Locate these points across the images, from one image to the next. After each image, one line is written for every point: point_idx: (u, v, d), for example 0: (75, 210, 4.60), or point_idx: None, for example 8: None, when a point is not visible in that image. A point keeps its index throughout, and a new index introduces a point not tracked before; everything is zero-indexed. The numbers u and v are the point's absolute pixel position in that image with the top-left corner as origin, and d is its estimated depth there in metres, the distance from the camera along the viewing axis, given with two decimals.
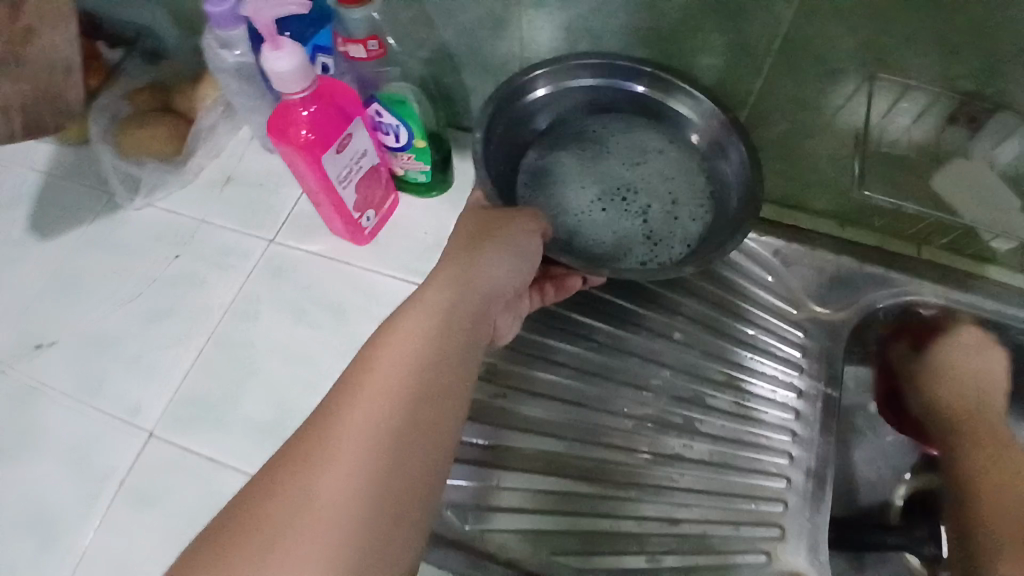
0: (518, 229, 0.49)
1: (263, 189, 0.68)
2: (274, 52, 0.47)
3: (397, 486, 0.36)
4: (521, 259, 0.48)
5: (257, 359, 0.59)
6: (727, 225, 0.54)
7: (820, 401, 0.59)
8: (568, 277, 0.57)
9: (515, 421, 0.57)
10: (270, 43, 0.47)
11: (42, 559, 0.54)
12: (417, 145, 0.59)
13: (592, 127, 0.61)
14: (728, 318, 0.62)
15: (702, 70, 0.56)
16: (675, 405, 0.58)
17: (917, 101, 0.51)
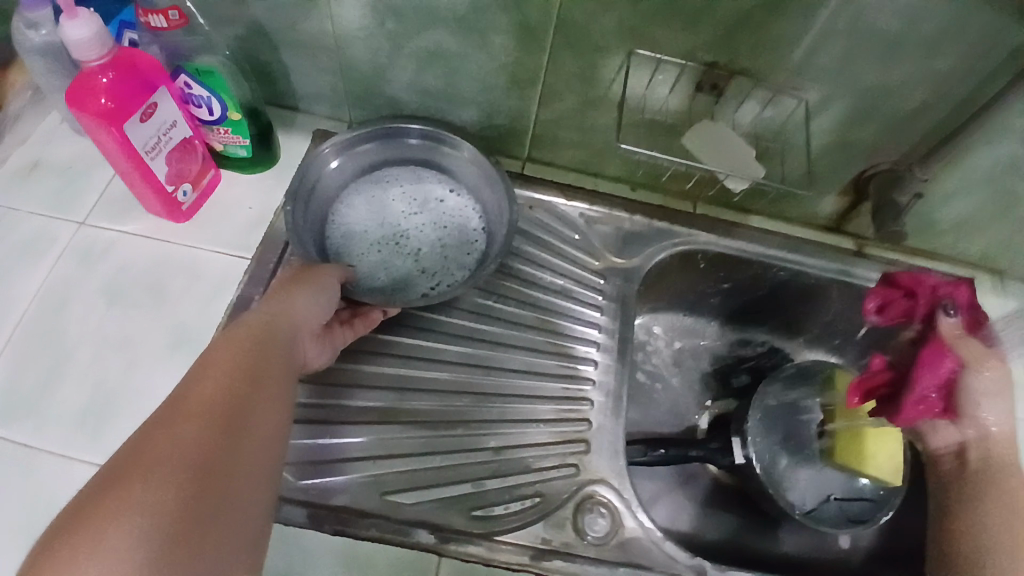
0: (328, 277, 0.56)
1: (72, 173, 0.65)
2: (69, 20, 0.48)
3: (264, 487, 0.39)
4: (332, 301, 0.55)
5: (74, 346, 0.57)
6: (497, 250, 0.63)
7: (618, 336, 0.66)
8: (372, 311, 0.61)
9: (345, 378, 0.61)
10: (64, 12, 0.48)
11: None
12: (232, 119, 0.61)
13: (384, 179, 0.68)
14: (540, 270, 0.69)
15: (496, 49, 0.61)
16: (494, 347, 0.65)
17: (670, 72, 0.61)
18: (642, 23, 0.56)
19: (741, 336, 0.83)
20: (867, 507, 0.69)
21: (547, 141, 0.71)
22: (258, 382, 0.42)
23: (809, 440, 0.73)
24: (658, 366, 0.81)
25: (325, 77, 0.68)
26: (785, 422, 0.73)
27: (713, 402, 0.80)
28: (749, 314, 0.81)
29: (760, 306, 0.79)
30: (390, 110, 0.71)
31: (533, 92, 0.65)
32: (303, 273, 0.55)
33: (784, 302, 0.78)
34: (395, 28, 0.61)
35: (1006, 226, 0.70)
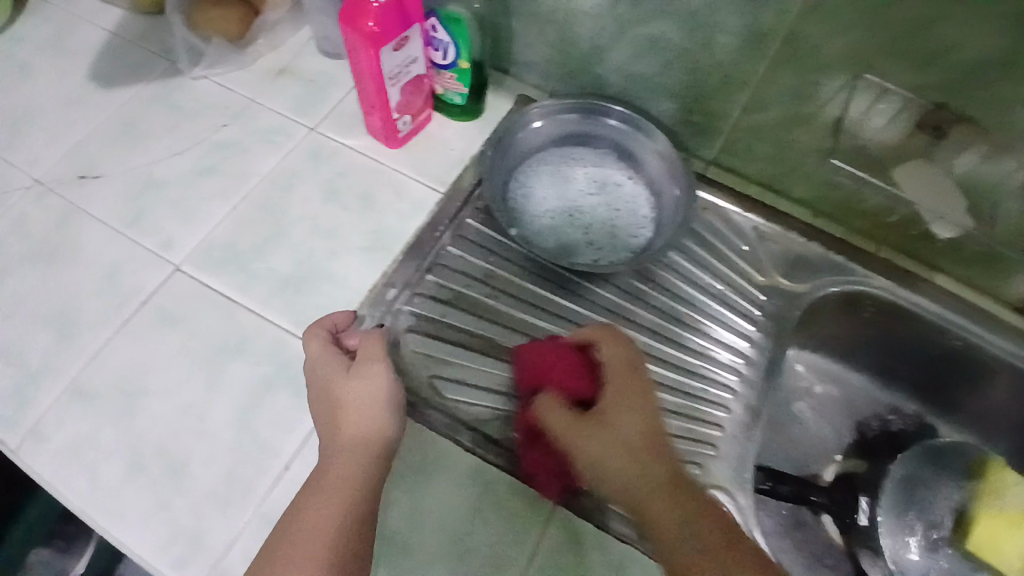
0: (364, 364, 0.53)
1: (314, 86, 0.73)
2: None
3: None
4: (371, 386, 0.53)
5: (286, 225, 0.65)
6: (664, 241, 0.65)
7: (768, 354, 0.65)
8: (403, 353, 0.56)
9: (498, 318, 0.64)
10: None
11: (55, 351, 0.59)
12: (460, 67, 0.67)
13: (572, 153, 0.71)
14: (700, 272, 0.68)
15: (718, 49, 0.63)
16: (642, 333, 0.65)
17: (892, 104, 0.59)
18: (877, 48, 0.56)
19: (889, 400, 0.78)
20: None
21: (740, 149, 0.71)
22: (314, 517, 0.47)
23: (942, 517, 0.67)
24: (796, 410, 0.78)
25: (543, 46, 0.72)
26: (918, 493, 0.68)
27: (843, 459, 0.76)
28: (904, 377, 0.76)
29: (925, 372, 0.73)
30: (594, 89, 0.74)
31: (741, 96, 0.66)
32: (360, 368, 0.53)
33: (948, 374, 0.72)
34: (626, 12, 0.64)
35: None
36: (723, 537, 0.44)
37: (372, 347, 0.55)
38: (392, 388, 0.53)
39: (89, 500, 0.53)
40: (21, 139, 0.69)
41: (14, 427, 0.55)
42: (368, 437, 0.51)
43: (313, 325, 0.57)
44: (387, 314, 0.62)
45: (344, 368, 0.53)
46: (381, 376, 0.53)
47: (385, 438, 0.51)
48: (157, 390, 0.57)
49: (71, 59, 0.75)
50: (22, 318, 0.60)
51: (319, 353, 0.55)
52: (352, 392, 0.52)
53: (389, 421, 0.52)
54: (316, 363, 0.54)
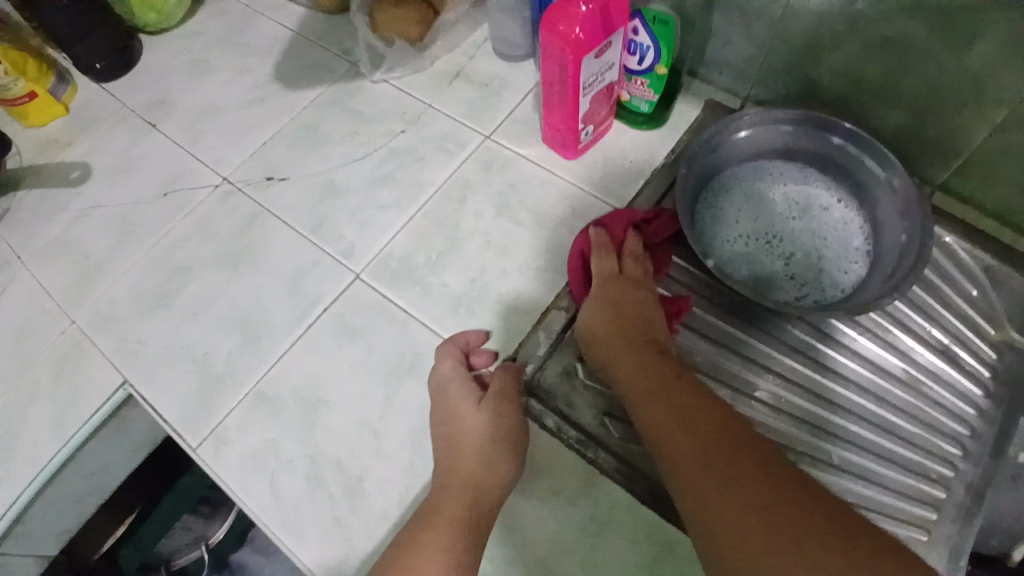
0: (499, 399, 0.54)
1: (489, 89, 0.70)
2: None
3: None
4: (501, 420, 0.53)
5: (459, 239, 0.63)
6: (883, 286, 0.55)
7: (1000, 427, 0.55)
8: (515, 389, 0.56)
9: (679, 356, 0.59)
10: None
11: (241, 354, 0.61)
12: (656, 73, 0.61)
13: (771, 170, 0.64)
14: (921, 323, 0.59)
15: (976, 58, 0.52)
16: (850, 389, 0.57)
17: None
18: None
19: None
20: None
21: (978, 174, 0.60)
22: (436, 531, 0.46)
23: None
24: None
25: (748, 44, 0.65)
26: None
27: None
28: None
29: None
30: (800, 95, 0.66)
31: (993, 114, 0.55)
32: (493, 406, 0.53)
33: None
34: (861, 10, 0.55)
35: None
36: (709, 476, 0.40)
37: (505, 382, 0.55)
38: (515, 434, 0.53)
39: (272, 505, 0.55)
40: (207, 137, 0.72)
41: (206, 426, 0.58)
42: (484, 475, 0.50)
43: (446, 342, 0.57)
44: (561, 342, 0.59)
45: (474, 397, 0.54)
46: (510, 418, 0.53)
47: (495, 481, 0.50)
48: (336, 402, 0.58)
49: (253, 56, 0.76)
50: (210, 320, 0.63)
51: (450, 373, 0.55)
52: (478, 424, 0.52)
53: (505, 466, 0.51)
54: (448, 381, 0.55)
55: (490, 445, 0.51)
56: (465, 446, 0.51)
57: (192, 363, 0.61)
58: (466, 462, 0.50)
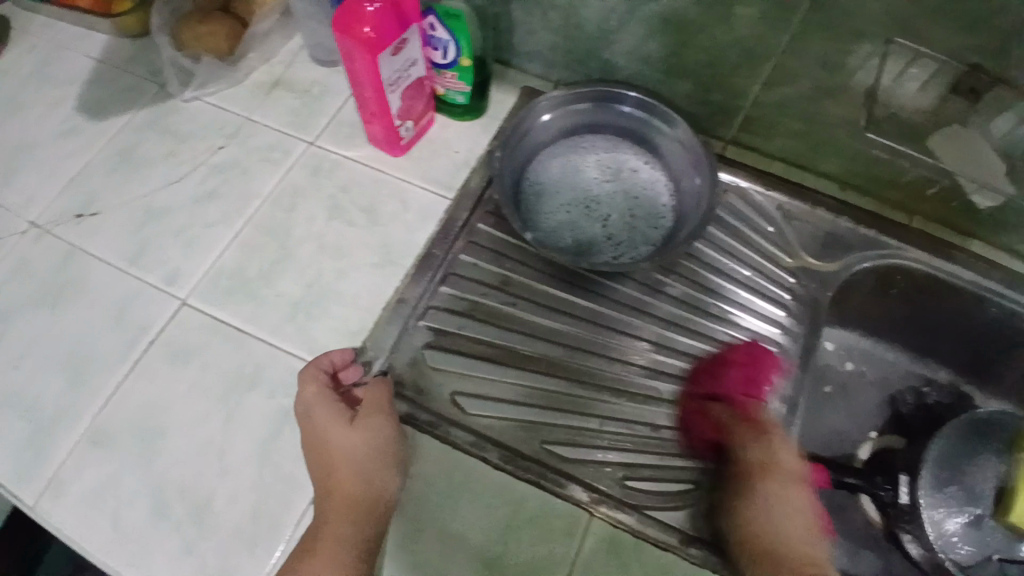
0: (370, 416, 0.53)
1: (310, 96, 0.71)
2: None
3: None
4: (376, 437, 0.52)
5: (292, 247, 0.63)
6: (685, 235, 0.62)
7: (802, 341, 0.63)
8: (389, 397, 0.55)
9: (515, 325, 0.61)
10: None
11: (71, 397, 0.58)
12: (461, 64, 0.64)
13: (583, 144, 0.70)
14: (725, 261, 0.66)
15: (739, 22, 0.58)
16: (671, 330, 0.63)
17: (928, 68, 0.55)
18: (919, 12, 0.51)
19: (921, 371, 0.76)
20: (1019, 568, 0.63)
21: (761, 124, 0.68)
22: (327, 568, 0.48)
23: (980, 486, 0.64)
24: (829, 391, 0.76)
25: (547, 33, 0.68)
26: (960, 464, 0.65)
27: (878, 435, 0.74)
28: (938, 351, 0.74)
29: (973, 346, 0.71)
30: (602, 74, 0.71)
31: (762, 70, 0.62)
32: (363, 421, 0.53)
33: (992, 344, 0.70)
34: None
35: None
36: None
37: (376, 397, 0.54)
38: (393, 442, 0.53)
39: (118, 544, 0.52)
40: (13, 179, 0.68)
41: (35, 481, 0.55)
42: (367, 491, 0.51)
43: (309, 365, 0.56)
44: (403, 335, 0.60)
45: (344, 417, 0.53)
46: (384, 427, 0.53)
47: (382, 494, 0.51)
48: (177, 427, 0.56)
49: (56, 88, 0.73)
50: (33, 367, 0.60)
51: (316, 398, 0.54)
52: (351, 442, 0.52)
53: (388, 476, 0.52)
54: (315, 408, 0.54)
55: (366, 466, 0.51)
56: (343, 473, 0.51)
57: (15, 415, 0.57)
58: (346, 487, 0.51)
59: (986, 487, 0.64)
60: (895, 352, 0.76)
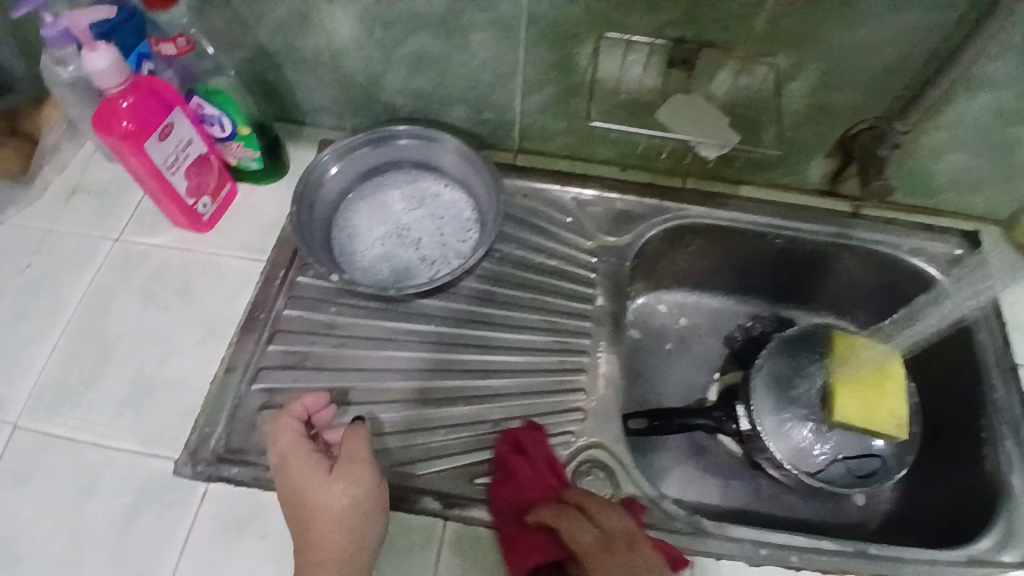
0: (350, 465, 0.53)
1: (109, 195, 0.72)
2: (91, 52, 0.55)
3: None
4: (359, 486, 0.52)
5: (114, 344, 0.64)
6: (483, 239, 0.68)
7: (611, 307, 0.71)
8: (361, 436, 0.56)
9: (350, 363, 0.65)
10: (85, 46, 0.55)
11: None
12: (242, 133, 0.68)
13: (386, 181, 0.74)
14: (534, 256, 0.73)
15: (477, 46, 0.66)
16: (497, 328, 0.69)
17: (641, 52, 0.64)
18: (614, 9, 0.60)
19: (751, 311, 0.89)
20: (868, 463, 0.71)
21: (535, 130, 0.76)
22: None
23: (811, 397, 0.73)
24: (674, 346, 0.88)
25: (327, 90, 0.74)
26: (787, 383, 0.74)
27: (721, 375, 0.86)
28: (752, 287, 0.87)
29: (770, 276, 0.85)
30: (388, 115, 0.77)
31: (516, 84, 0.70)
32: (343, 471, 0.53)
33: (793, 269, 0.83)
34: (383, 36, 0.67)
35: (999, 168, 0.74)
36: None
37: (354, 443, 0.54)
38: (374, 492, 0.53)
39: None
40: None
41: None
42: (349, 542, 0.51)
43: (284, 414, 0.57)
44: (239, 402, 0.61)
45: (321, 466, 0.53)
46: (364, 474, 0.53)
47: (363, 541, 0.51)
48: (23, 553, 0.54)
49: None
50: None
51: (292, 448, 0.54)
52: (332, 492, 0.52)
53: (369, 523, 0.52)
54: (294, 456, 0.54)
55: (350, 516, 0.51)
56: (325, 522, 0.51)
57: None
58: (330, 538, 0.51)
59: (813, 398, 0.73)
60: (722, 299, 0.89)
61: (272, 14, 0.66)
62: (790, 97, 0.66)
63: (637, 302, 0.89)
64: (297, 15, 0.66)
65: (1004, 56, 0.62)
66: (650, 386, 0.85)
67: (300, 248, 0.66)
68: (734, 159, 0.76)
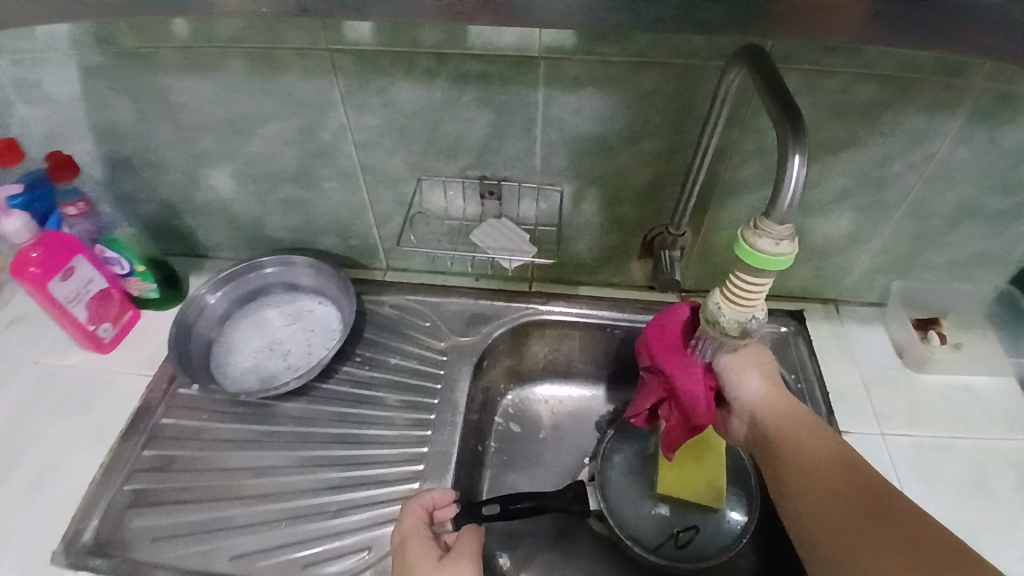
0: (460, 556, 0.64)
1: (33, 325, 0.86)
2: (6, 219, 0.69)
3: None
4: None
5: (15, 451, 0.75)
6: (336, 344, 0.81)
7: (452, 402, 0.80)
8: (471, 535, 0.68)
9: (216, 461, 0.75)
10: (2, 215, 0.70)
11: None
12: (139, 271, 0.82)
13: (267, 303, 0.88)
14: (392, 357, 0.85)
15: (329, 191, 0.82)
16: (353, 424, 0.79)
17: (455, 188, 0.79)
18: (423, 159, 0.76)
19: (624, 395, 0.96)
20: (693, 535, 0.80)
21: (394, 250, 0.90)
22: None
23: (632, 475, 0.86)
24: (545, 435, 0.92)
25: (220, 231, 0.89)
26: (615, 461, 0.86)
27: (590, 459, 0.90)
28: (617, 374, 0.95)
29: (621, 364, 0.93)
30: (274, 247, 0.91)
31: (367, 217, 0.85)
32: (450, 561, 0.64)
33: None
34: (257, 189, 0.83)
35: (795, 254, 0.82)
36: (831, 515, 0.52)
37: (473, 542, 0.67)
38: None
39: None
40: None
41: None
42: None
43: (416, 501, 0.69)
44: (111, 500, 0.71)
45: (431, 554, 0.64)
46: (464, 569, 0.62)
47: None
48: None
49: None
50: None
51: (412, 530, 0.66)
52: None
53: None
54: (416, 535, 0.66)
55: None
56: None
57: None
58: None
59: (640, 473, 0.86)
60: (590, 385, 0.96)
61: (167, 178, 0.83)
62: (584, 213, 0.80)
63: (510, 396, 0.96)
64: (186, 178, 0.82)
65: (749, 163, 0.71)
66: (520, 474, 0.88)
67: (173, 363, 0.78)
68: (564, 264, 0.88)
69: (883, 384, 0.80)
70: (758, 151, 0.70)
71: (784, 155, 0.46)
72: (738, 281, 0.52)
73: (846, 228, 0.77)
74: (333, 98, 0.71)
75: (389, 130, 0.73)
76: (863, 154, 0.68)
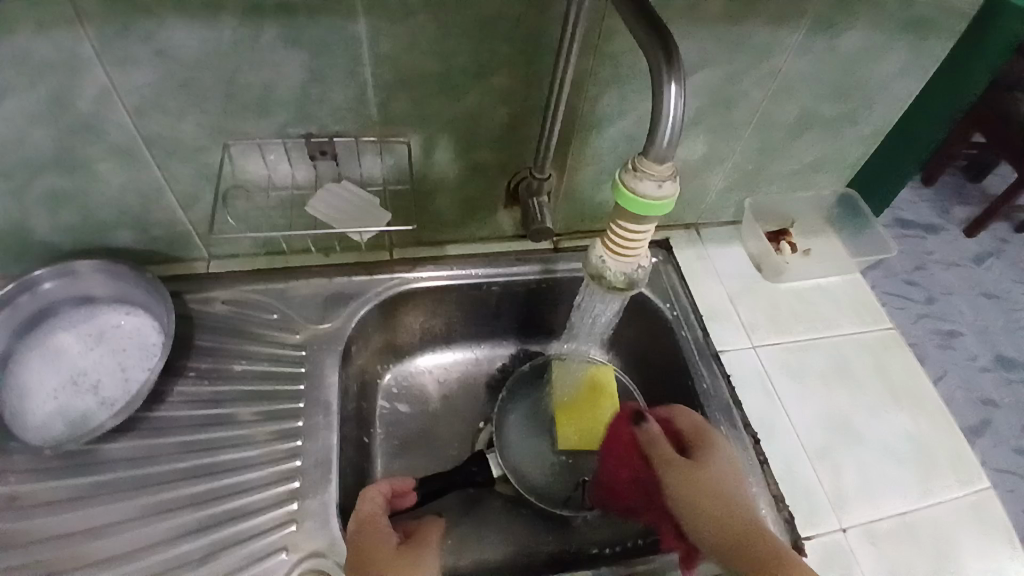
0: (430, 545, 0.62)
1: None
2: None
3: None
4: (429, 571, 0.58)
5: None
6: (158, 362, 0.65)
7: (319, 401, 0.69)
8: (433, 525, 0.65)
9: (34, 535, 0.59)
10: None
11: None
12: None
13: (56, 327, 0.68)
14: (239, 363, 0.71)
15: (108, 175, 0.63)
16: (206, 452, 0.66)
17: (277, 150, 0.64)
18: (226, 120, 0.60)
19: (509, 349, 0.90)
20: None
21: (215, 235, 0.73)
22: None
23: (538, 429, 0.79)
24: (434, 410, 0.85)
25: None
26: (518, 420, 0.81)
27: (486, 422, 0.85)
28: (500, 330, 0.88)
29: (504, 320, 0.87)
30: (48, 254, 0.70)
31: (169, 201, 0.68)
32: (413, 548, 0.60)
33: (532, 306, 0.86)
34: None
35: None
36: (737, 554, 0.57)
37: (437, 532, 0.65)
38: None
39: None
40: None
41: None
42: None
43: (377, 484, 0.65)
44: None
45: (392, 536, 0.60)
46: (427, 563, 0.58)
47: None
48: None
49: None
50: None
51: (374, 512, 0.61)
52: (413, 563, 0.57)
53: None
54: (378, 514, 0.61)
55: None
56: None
57: None
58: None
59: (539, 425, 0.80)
60: (474, 348, 0.89)
61: None
62: (439, 164, 0.70)
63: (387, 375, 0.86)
64: None
65: (607, 90, 0.65)
66: (417, 458, 0.81)
67: None
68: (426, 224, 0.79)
69: (748, 296, 0.82)
70: (616, 76, 0.64)
71: (659, 84, 0.41)
72: (619, 229, 0.47)
73: (704, 150, 0.76)
74: (77, 52, 0.52)
75: (172, 86, 0.56)
76: (717, 72, 0.65)
